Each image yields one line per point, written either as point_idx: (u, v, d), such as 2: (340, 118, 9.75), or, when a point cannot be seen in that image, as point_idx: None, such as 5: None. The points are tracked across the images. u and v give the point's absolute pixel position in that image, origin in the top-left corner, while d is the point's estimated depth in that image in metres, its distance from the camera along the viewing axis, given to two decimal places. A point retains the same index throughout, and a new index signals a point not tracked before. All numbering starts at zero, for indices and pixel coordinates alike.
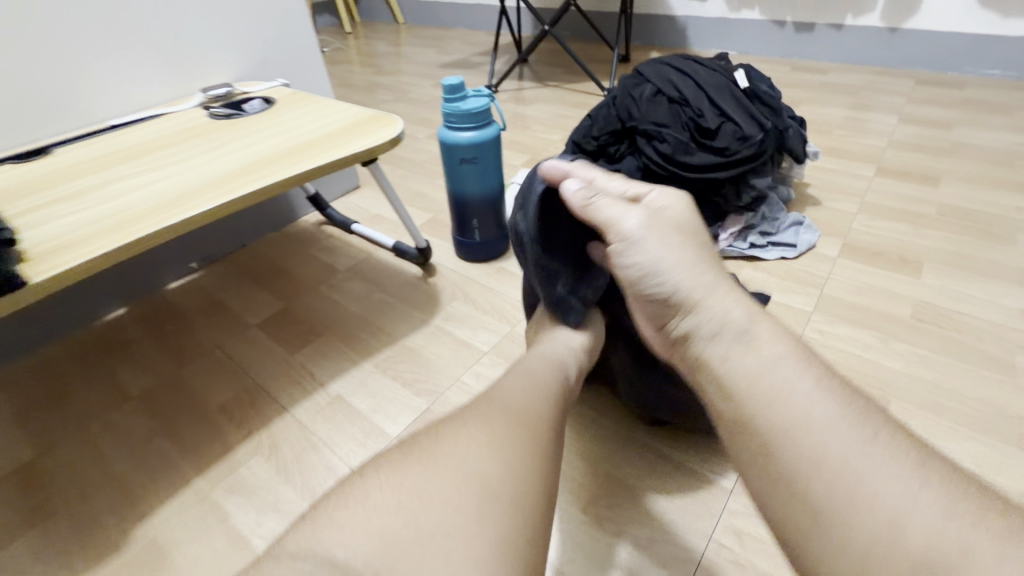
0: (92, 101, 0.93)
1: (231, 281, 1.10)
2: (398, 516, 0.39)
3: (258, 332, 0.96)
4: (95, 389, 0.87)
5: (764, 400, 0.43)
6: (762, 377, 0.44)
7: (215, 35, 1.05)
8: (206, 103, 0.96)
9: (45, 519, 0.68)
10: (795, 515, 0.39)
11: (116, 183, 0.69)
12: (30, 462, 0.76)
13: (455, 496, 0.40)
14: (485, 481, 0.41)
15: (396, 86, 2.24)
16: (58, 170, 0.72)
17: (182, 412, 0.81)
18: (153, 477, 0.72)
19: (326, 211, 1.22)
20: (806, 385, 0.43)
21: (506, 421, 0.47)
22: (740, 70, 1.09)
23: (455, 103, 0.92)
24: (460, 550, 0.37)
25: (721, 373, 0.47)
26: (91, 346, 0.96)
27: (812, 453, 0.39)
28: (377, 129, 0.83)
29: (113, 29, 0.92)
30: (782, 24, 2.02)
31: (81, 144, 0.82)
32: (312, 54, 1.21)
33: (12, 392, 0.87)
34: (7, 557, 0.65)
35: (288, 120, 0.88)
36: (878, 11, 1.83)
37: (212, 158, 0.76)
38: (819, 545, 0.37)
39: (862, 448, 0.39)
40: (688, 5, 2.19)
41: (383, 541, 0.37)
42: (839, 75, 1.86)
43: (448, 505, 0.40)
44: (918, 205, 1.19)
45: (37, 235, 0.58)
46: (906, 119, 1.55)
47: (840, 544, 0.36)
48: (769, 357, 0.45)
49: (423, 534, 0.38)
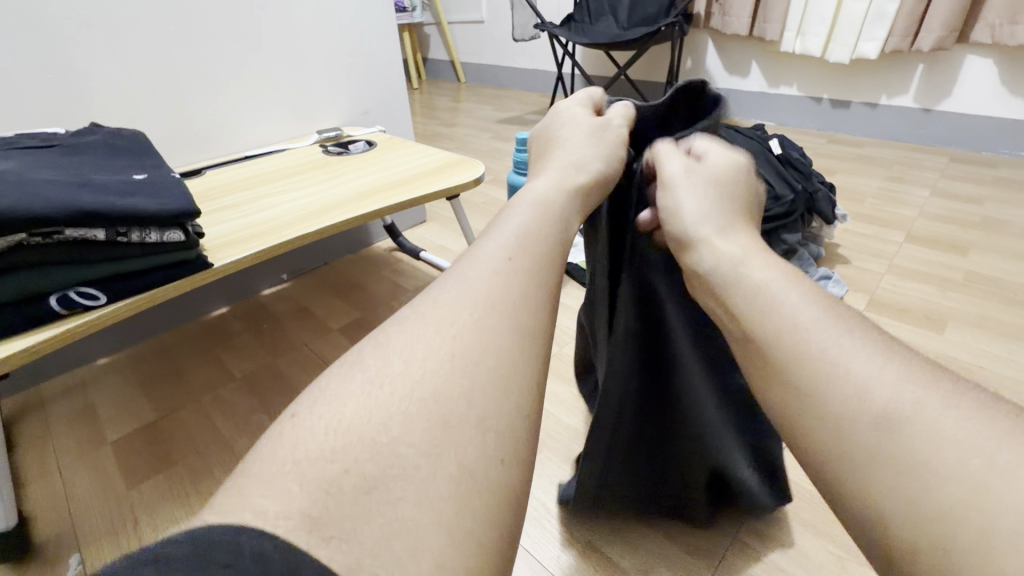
0: (234, 135, 1.15)
1: (316, 292, 1.26)
2: (362, 444, 0.26)
3: (339, 335, 1.11)
4: (205, 370, 1.02)
5: (770, 323, 0.36)
6: (767, 302, 0.37)
7: (332, 89, 1.28)
8: (322, 142, 1.17)
9: (168, 467, 0.82)
10: (832, 459, 0.30)
11: (262, 202, 0.88)
12: (153, 422, 0.91)
13: (437, 401, 0.28)
14: (462, 404, 0.28)
15: (458, 137, 2.49)
16: (217, 189, 0.92)
17: (278, 394, 0.96)
18: (255, 443, 0.86)
19: (399, 239, 1.39)
20: (806, 308, 0.35)
21: (497, 290, 0.34)
22: (775, 139, 1.24)
23: (525, 153, 1.09)
24: (453, 467, 0.26)
25: (727, 300, 0.40)
26: (199, 336, 1.12)
27: (826, 380, 0.31)
28: (462, 170, 1.00)
29: (256, 80, 1.14)
30: (819, 101, 2.18)
31: (227, 169, 1.02)
32: (402, 108, 1.44)
33: (137, 366, 1.04)
34: (137, 494, 0.78)
35: (388, 159, 1.07)
36: (912, 93, 1.97)
37: (331, 185, 0.94)
38: (861, 485, 0.28)
39: (873, 366, 0.30)
40: (730, 80, 2.39)
41: (325, 486, 0.24)
42: (873, 149, 1.99)
43: (419, 427, 0.27)
44: (945, 270, 1.27)
45: (211, 238, 0.76)
46: (938, 193, 1.64)
47: (881, 478, 0.27)
48: (765, 282, 0.39)
49: (403, 464, 0.25)
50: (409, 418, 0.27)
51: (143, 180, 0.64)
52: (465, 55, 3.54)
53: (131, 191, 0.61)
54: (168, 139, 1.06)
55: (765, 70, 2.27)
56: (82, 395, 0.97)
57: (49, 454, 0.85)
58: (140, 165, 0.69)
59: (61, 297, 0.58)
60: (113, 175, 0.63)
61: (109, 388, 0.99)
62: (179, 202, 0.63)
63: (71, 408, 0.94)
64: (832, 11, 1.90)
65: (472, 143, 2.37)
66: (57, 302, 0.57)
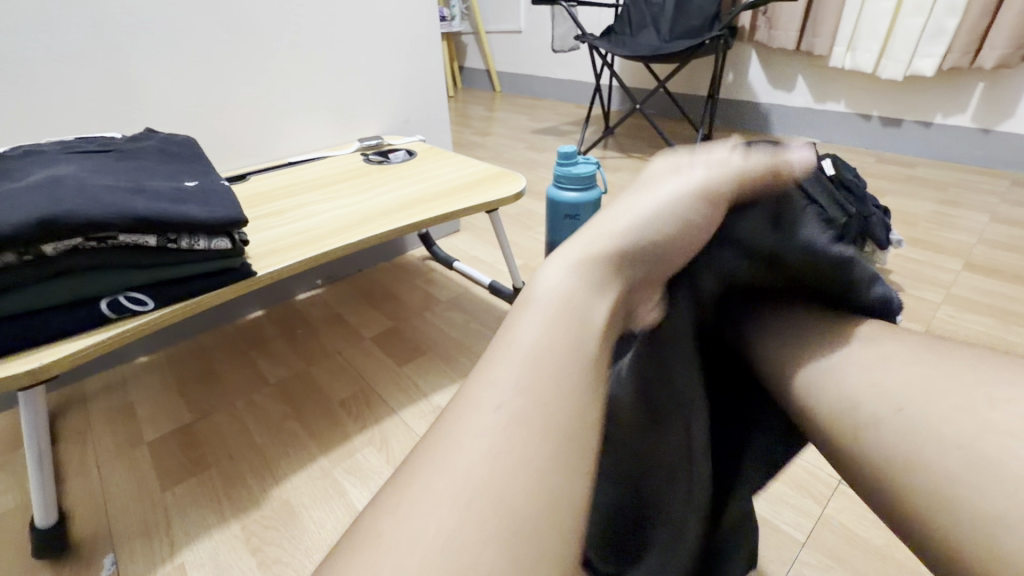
0: (279, 142, 1.17)
1: (350, 299, 1.27)
2: (426, 542, 0.31)
3: (371, 344, 1.10)
4: (239, 374, 1.03)
5: (851, 390, 0.42)
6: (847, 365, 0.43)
7: (375, 99, 1.29)
8: (363, 151, 1.18)
9: (201, 471, 0.83)
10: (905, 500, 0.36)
11: (305, 210, 0.88)
12: (188, 425, 0.91)
13: (475, 502, 0.32)
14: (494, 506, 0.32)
15: (493, 146, 2.49)
16: (262, 196, 0.93)
17: (309, 402, 0.96)
18: (285, 451, 0.86)
19: (433, 248, 1.39)
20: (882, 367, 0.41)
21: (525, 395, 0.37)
22: (827, 159, 1.19)
23: (566, 167, 1.07)
24: (502, 567, 0.30)
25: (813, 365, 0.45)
26: (235, 340, 1.14)
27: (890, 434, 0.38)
28: (503, 183, 0.99)
29: (302, 88, 1.16)
30: (869, 118, 2.10)
31: (271, 176, 1.04)
32: (442, 117, 1.44)
33: (174, 367, 1.06)
34: (170, 497, 0.79)
35: (429, 170, 1.07)
36: (970, 112, 1.87)
37: (373, 195, 0.94)
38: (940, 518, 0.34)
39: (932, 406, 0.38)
40: (773, 94, 2.33)
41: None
42: (927, 170, 1.90)
43: (461, 531, 0.31)
44: (1009, 302, 1.19)
45: (255, 244, 0.77)
46: (999, 218, 1.55)
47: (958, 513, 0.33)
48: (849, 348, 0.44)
49: (452, 549, 0.30)
50: (455, 530, 0.31)
51: (194, 187, 0.65)
52: (501, 65, 3.56)
53: (183, 198, 0.61)
54: (217, 145, 1.08)
55: (811, 85, 2.21)
56: (121, 394, 0.99)
57: (87, 452, 0.87)
58: (191, 172, 0.69)
59: (111, 301, 0.58)
60: (166, 181, 0.64)
61: (146, 387, 1.01)
62: (229, 210, 0.63)
63: (110, 406, 0.96)
64: (886, 26, 1.83)
65: (507, 153, 2.37)
66: (107, 306, 0.58)
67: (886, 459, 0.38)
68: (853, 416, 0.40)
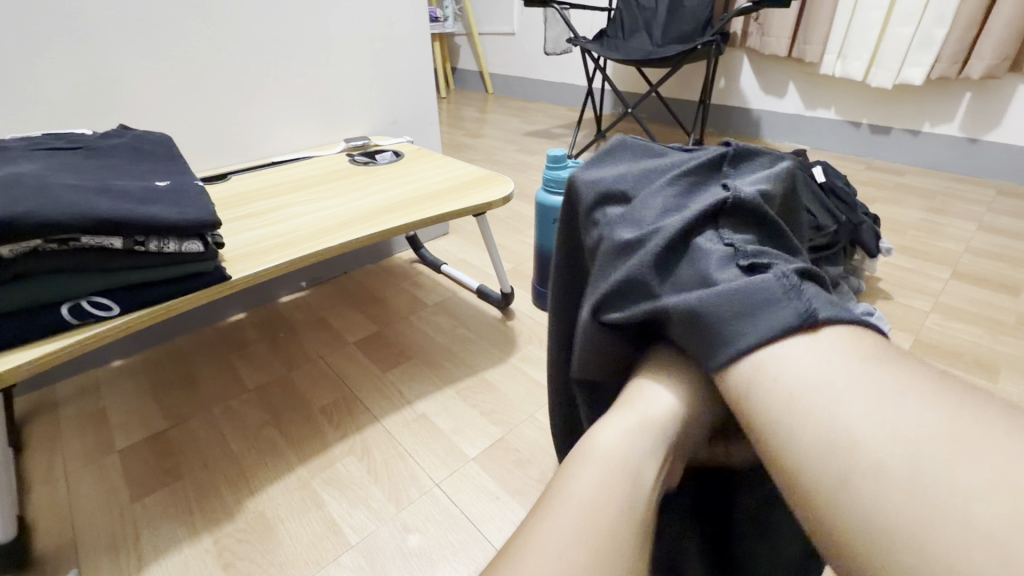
0: (262, 141, 1.14)
1: (334, 302, 1.24)
2: None
3: (354, 349, 1.08)
4: (216, 379, 1.00)
5: (802, 398, 0.34)
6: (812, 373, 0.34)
7: (363, 98, 1.27)
8: (349, 151, 1.15)
9: (173, 481, 0.80)
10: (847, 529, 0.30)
11: (287, 212, 0.86)
12: (161, 432, 0.88)
13: None
14: None
15: (483, 148, 2.47)
16: (243, 197, 0.90)
17: (288, 409, 0.93)
18: (262, 460, 0.83)
19: (420, 250, 1.37)
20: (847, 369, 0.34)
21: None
22: (817, 166, 1.18)
23: (555, 170, 1.06)
24: None
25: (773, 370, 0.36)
26: (214, 343, 1.10)
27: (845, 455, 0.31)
28: (491, 187, 0.97)
29: (287, 86, 1.14)
30: (858, 126, 2.11)
31: (254, 175, 1.01)
32: (431, 118, 1.42)
33: (150, 372, 1.02)
34: (139, 509, 0.76)
35: (416, 172, 1.04)
36: (957, 121, 1.89)
37: (358, 197, 0.92)
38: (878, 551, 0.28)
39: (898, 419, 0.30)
40: (764, 100, 2.33)
41: None
42: (914, 178, 1.91)
43: None
44: (995, 311, 1.19)
45: (232, 247, 0.74)
46: (985, 227, 1.56)
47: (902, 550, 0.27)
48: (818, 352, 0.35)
49: None
50: None
51: (166, 187, 0.62)
52: (493, 66, 3.54)
53: (152, 199, 0.59)
54: (198, 144, 1.05)
55: (802, 92, 2.21)
56: (93, 399, 0.96)
57: (55, 460, 0.84)
58: (164, 171, 0.67)
59: (73, 305, 0.56)
60: (135, 181, 0.61)
61: (120, 392, 0.97)
62: (201, 212, 0.61)
63: (80, 411, 0.93)
64: (875, 35, 1.84)
65: (498, 155, 2.35)
66: (68, 311, 0.55)
67: (854, 505, 0.29)
68: (836, 448, 0.31)
